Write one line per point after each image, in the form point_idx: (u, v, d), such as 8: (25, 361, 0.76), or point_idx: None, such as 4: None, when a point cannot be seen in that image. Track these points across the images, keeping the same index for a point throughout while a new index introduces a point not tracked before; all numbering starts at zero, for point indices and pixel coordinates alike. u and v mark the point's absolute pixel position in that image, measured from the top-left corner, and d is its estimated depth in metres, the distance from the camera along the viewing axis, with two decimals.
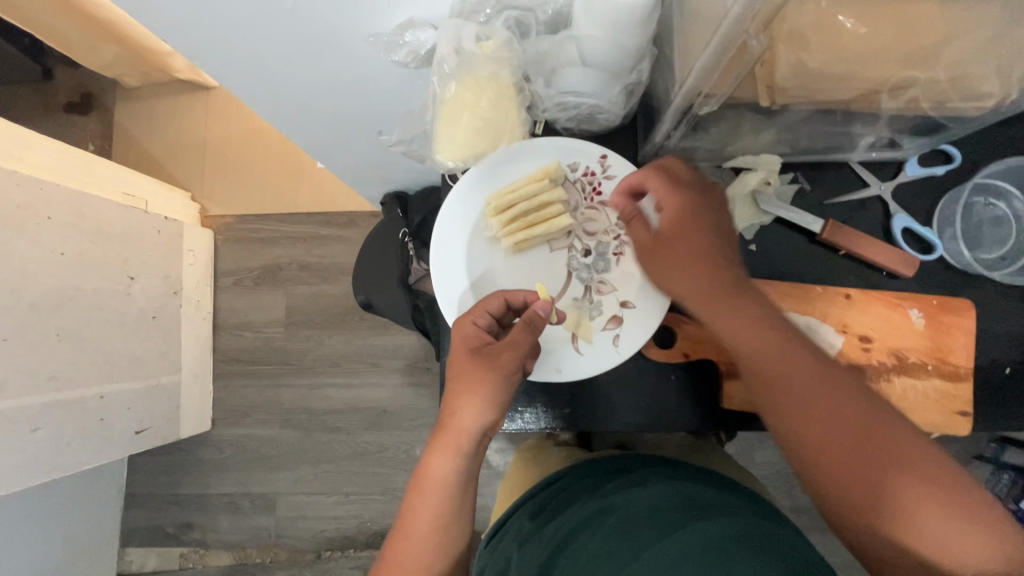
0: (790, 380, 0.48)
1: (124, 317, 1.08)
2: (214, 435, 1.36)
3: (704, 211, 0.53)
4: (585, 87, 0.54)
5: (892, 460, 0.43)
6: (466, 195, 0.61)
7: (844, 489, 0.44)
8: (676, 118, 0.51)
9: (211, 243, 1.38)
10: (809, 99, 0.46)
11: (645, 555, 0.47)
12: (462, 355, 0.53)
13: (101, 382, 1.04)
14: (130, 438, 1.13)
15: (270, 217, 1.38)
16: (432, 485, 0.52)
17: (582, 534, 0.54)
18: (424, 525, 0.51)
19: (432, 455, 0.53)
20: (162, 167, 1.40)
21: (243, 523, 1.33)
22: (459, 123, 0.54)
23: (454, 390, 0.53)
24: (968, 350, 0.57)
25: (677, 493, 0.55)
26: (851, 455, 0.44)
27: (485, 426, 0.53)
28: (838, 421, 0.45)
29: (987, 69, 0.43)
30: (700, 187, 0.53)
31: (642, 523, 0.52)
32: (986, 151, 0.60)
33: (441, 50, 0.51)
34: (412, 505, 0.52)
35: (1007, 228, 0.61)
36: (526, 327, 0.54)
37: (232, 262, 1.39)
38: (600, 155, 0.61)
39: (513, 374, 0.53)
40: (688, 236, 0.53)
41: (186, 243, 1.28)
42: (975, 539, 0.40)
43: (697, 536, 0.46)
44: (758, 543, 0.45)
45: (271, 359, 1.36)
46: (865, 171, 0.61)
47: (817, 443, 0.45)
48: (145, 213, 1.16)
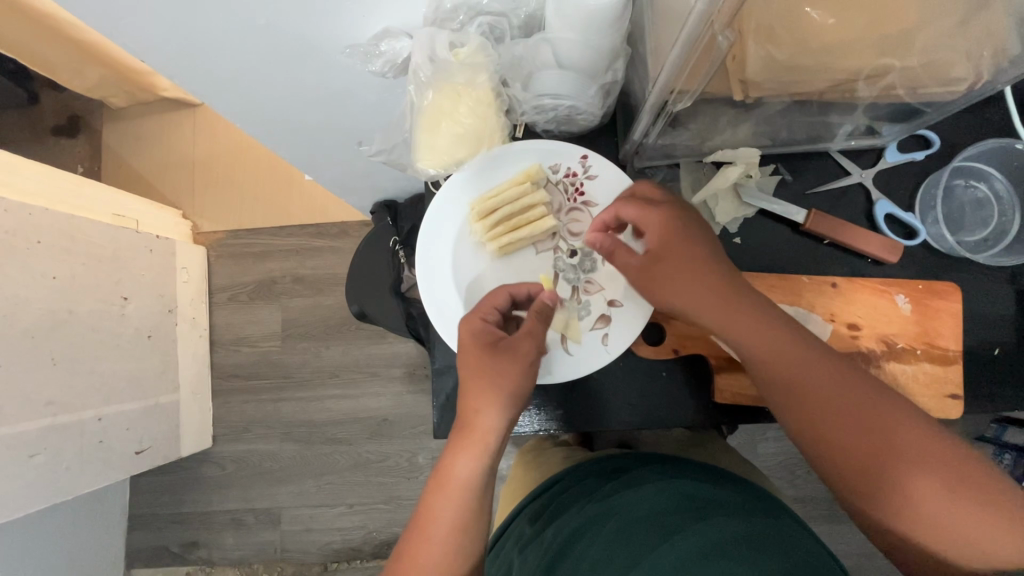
0: (796, 386, 0.48)
1: (120, 338, 1.08)
2: (216, 451, 1.36)
3: (685, 223, 0.53)
4: (563, 88, 0.54)
5: (898, 453, 0.44)
6: (448, 202, 0.61)
7: (850, 475, 0.45)
8: (653, 115, 0.51)
9: (205, 260, 1.38)
10: (783, 92, 0.46)
11: (643, 561, 0.47)
12: (479, 352, 0.53)
13: (99, 405, 1.04)
14: (130, 458, 1.13)
15: (263, 231, 1.38)
16: (454, 485, 0.50)
17: (580, 542, 0.54)
18: (445, 525, 0.49)
19: (455, 455, 0.51)
20: (153, 186, 1.41)
21: (248, 538, 1.33)
22: (439, 130, 0.55)
23: (471, 388, 0.52)
24: (956, 333, 0.57)
25: (679, 494, 0.55)
26: (855, 448, 0.45)
27: (508, 424, 0.53)
28: (843, 418, 0.46)
29: (959, 54, 0.43)
30: (676, 204, 0.54)
31: (640, 528, 0.52)
32: (965, 134, 0.60)
33: (416, 58, 0.51)
34: (430, 504, 0.50)
35: (989, 209, 0.61)
36: (540, 319, 0.55)
37: (226, 278, 1.39)
38: (581, 155, 0.61)
39: (535, 363, 0.54)
40: (671, 249, 0.52)
41: (180, 260, 1.28)
42: (980, 522, 0.41)
43: (696, 539, 0.47)
44: (754, 543, 0.46)
45: (270, 373, 1.36)
46: (845, 160, 0.61)
47: (825, 437, 0.47)
48: (137, 232, 1.16)
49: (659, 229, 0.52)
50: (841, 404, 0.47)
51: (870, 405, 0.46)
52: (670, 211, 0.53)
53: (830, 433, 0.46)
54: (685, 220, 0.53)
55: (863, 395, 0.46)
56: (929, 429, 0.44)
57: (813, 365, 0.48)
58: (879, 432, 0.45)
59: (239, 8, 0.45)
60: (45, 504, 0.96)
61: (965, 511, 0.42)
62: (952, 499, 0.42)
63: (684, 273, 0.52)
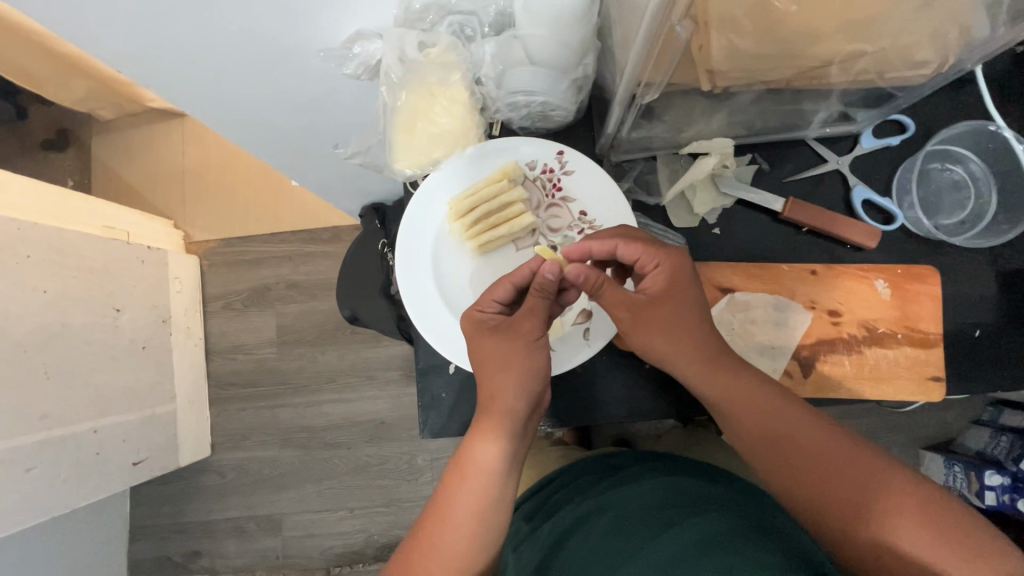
0: (772, 431, 0.50)
1: (114, 350, 1.08)
2: (215, 460, 1.36)
3: (690, 277, 0.53)
4: (535, 85, 0.54)
5: (869, 497, 0.45)
6: (430, 202, 0.61)
7: (829, 508, 0.46)
8: (625, 107, 0.51)
9: (198, 269, 1.38)
10: (751, 80, 0.46)
11: (641, 553, 0.48)
12: (484, 339, 0.53)
13: (95, 417, 1.04)
14: (128, 469, 1.13)
15: (254, 238, 1.38)
16: (475, 471, 0.50)
17: (574, 538, 0.54)
18: (467, 507, 0.49)
19: (473, 440, 0.51)
20: (144, 198, 1.41)
21: (250, 546, 1.33)
22: (415, 130, 0.55)
23: (490, 371, 0.52)
24: (937, 316, 0.57)
25: (677, 489, 0.56)
26: (831, 483, 0.46)
27: (527, 404, 0.52)
28: (819, 454, 0.48)
29: (925, 36, 0.43)
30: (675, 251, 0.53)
31: (636, 523, 0.52)
32: (940, 116, 0.60)
33: (386, 60, 0.51)
34: (449, 488, 0.50)
35: (966, 191, 0.61)
36: (540, 295, 0.53)
37: (219, 286, 1.39)
38: (557, 151, 0.60)
39: (541, 338, 0.53)
40: (668, 300, 0.52)
41: (173, 270, 1.28)
42: (957, 556, 0.42)
43: (695, 533, 0.47)
44: (751, 536, 0.46)
45: (267, 380, 1.36)
46: (821, 147, 0.61)
47: (804, 473, 0.48)
48: (127, 243, 1.16)
49: (659, 278, 0.52)
50: (820, 443, 0.48)
51: (848, 452, 0.47)
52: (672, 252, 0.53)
53: (809, 473, 0.47)
54: (680, 270, 0.52)
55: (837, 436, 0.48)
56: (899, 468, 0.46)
57: (787, 408, 0.50)
58: (855, 469, 0.46)
59: (212, 13, 0.45)
60: (43, 518, 0.96)
61: (940, 545, 0.42)
62: (928, 533, 0.43)
63: (674, 313, 0.52)
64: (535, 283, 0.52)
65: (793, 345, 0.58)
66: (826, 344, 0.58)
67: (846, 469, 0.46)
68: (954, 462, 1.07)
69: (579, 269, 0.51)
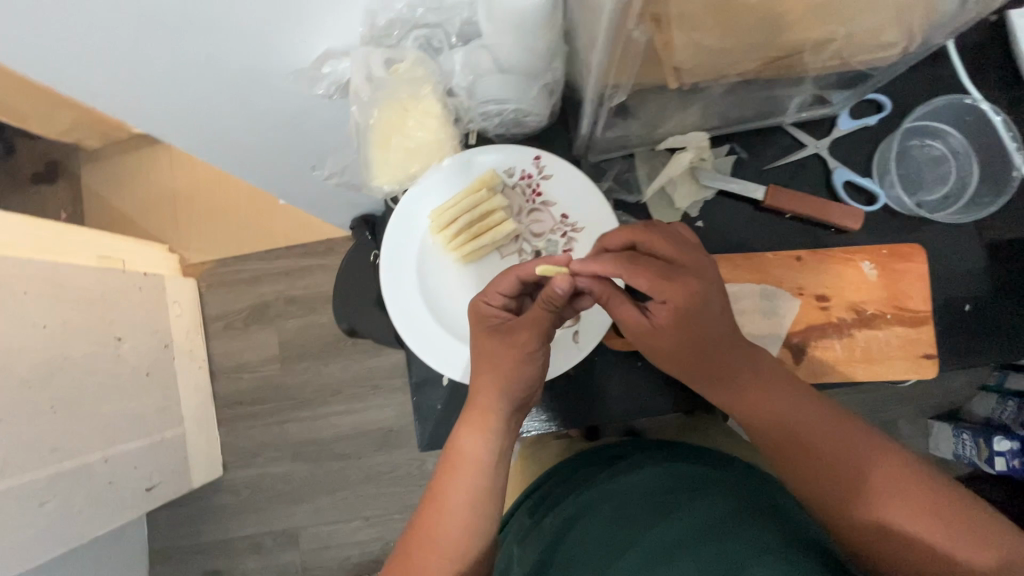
0: (778, 415, 0.51)
1: (118, 377, 1.09)
2: (228, 479, 1.37)
3: (709, 301, 0.49)
4: (505, 93, 0.55)
5: (853, 480, 0.47)
6: (409, 212, 0.60)
7: (829, 488, 0.47)
8: (596, 109, 0.51)
9: (196, 291, 1.39)
10: (719, 75, 0.46)
11: (644, 542, 0.48)
12: (481, 338, 0.53)
13: (104, 446, 1.05)
14: (141, 495, 1.14)
15: (250, 257, 1.39)
16: (465, 464, 0.51)
17: (575, 530, 0.54)
18: (459, 499, 0.49)
19: (463, 432, 0.52)
20: (137, 224, 1.41)
21: (269, 561, 1.35)
22: (390, 145, 0.56)
23: (480, 370, 0.52)
24: (925, 294, 0.57)
25: (676, 475, 0.56)
26: (833, 464, 0.48)
27: (513, 402, 0.52)
28: (822, 436, 0.49)
29: (891, 19, 0.43)
30: (694, 282, 0.48)
31: (640, 512, 0.52)
32: (921, 90, 0.59)
33: (355, 80, 0.51)
34: (440, 480, 0.51)
35: (947, 166, 0.61)
36: (546, 306, 0.51)
37: (219, 307, 1.40)
38: (534, 156, 0.59)
39: (536, 350, 0.52)
40: (682, 329, 0.49)
41: (171, 295, 1.29)
42: (960, 536, 0.43)
43: (694, 520, 0.47)
44: (751, 520, 0.46)
45: (272, 396, 1.37)
46: (799, 132, 0.61)
47: (806, 453, 0.49)
48: (125, 272, 1.16)
49: (676, 312, 0.48)
50: (824, 428, 0.49)
51: (846, 438, 0.48)
52: (688, 284, 0.48)
53: (813, 455, 0.49)
54: (691, 304, 0.48)
55: (839, 422, 0.49)
56: (899, 452, 0.47)
57: (793, 396, 0.51)
58: (855, 452, 0.48)
59: (177, 43, 0.45)
60: (61, 550, 0.97)
61: (941, 524, 0.43)
62: (930, 513, 0.44)
63: (683, 341, 0.50)
64: (543, 293, 0.51)
65: (782, 333, 0.58)
66: (816, 330, 0.58)
67: (846, 451, 0.48)
68: (963, 431, 1.07)
69: (590, 282, 0.51)
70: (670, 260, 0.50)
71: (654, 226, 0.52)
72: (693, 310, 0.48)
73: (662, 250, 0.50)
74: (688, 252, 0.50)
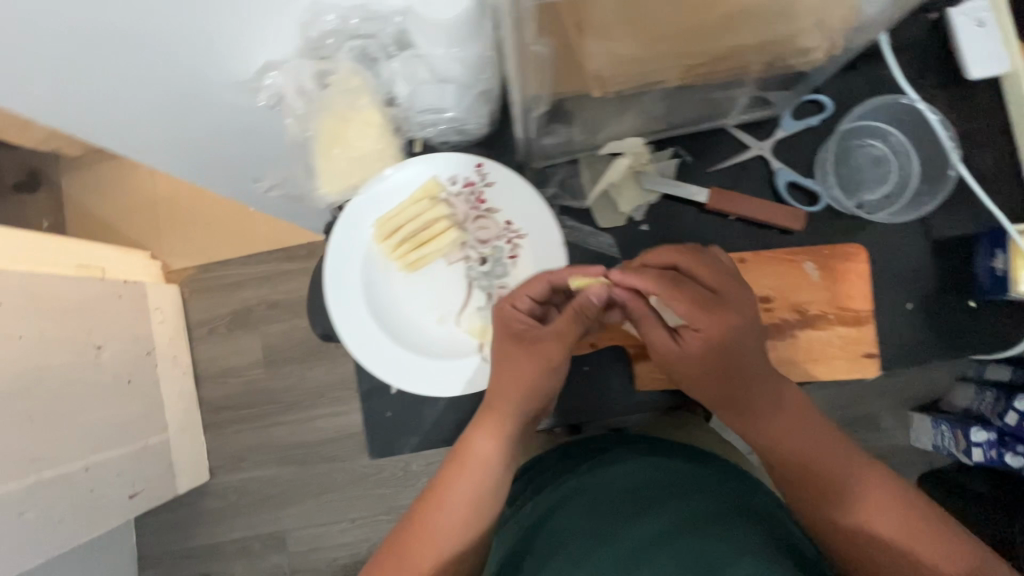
0: (794, 424, 0.54)
1: (98, 385, 1.08)
2: (215, 483, 1.38)
3: (745, 330, 0.51)
4: (443, 102, 0.55)
5: (834, 490, 0.53)
6: (354, 220, 0.59)
7: (827, 495, 0.52)
8: (525, 116, 0.51)
9: (179, 298, 1.39)
10: (640, 82, 0.46)
11: (624, 536, 0.50)
12: (508, 342, 0.55)
13: (86, 454, 1.04)
14: (124, 502, 1.15)
15: (233, 262, 1.39)
16: (474, 463, 0.54)
17: (559, 516, 0.56)
18: (464, 495, 0.54)
19: (475, 434, 0.55)
20: (118, 231, 1.39)
21: (258, 564, 1.36)
22: (330, 155, 0.56)
23: (502, 374, 0.55)
24: (867, 293, 0.57)
25: (659, 470, 0.58)
26: (833, 473, 0.53)
27: (526, 411, 0.56)
28: (824, 448, 0.53)
29: (809, 25, 0.43)
30: (734, 314, 0.51)
31: (624, 505, 0.54)
32: (861, 89, 0.60)
33: (286, 93, 0.54)
34: (447, 474, 0.55)
35: (889, 165, 0.61)
36: (580, 317, 0.54)
37: (202, 312, 1.40)
38: (475, 164, 0.59)
39: (558, 362, 0.55)
40: (716, 354, 0.51)
41: (152, 302, 1.29)
42: (931, 545, 0.49)
43: (666, 522, 0.50)
44: (716, 527, 0.49)
45: (257, 400, 1.38)
46: (742, 134, 0.61)
47: (811, 462, 0.53)
48: (104, 280, 1.16)
49: (715, 339, 0.50)
50: (827, 441, 0.54)
51: (843, 452, 0.53)
52: (726, 315, 0.50)
53: (817, 463, 0.53)
54: (731, 331, 0.50)
55: (836, 435, 0.54)
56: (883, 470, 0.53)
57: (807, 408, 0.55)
58: (850, 464, 0.53)
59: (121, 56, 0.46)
60: (40, 559, 0.97)
61: (917, 534, 0.49)
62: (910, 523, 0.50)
63: (714, 365, 0.52)
64: (577, 304, 0.53)
65: None
66: None
67: (842, 461, 0.53)
68: (942, 422, 1.06)
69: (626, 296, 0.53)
70: (710, 289, 0.52)
71: (698, 250, 0.52)
72: (730, 337, 0.51)
73: (704, 277, 0.52)
74: (726, 280, 0.52)
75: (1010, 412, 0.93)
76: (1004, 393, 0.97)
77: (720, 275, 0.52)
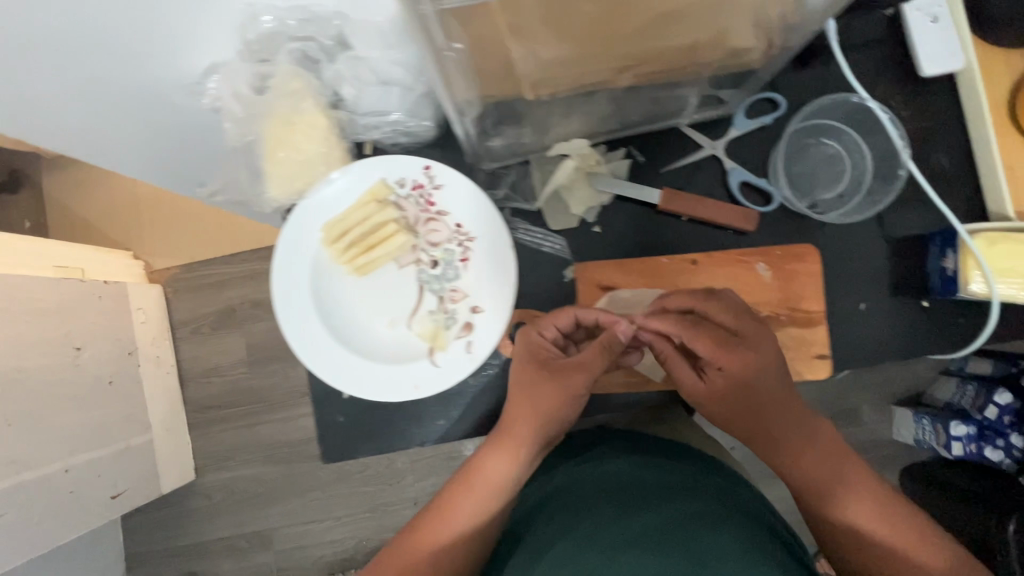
0: (812, 447, 0.52)
1: (80, 387, 1.00)
2: (201, 482, 1.36)
3: (770, 369, 0.51)
4: (388, 104, 0.55)
5: (842, 500, 0.52)
6: (300, 225, 0.58)
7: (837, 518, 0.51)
8: (462, 121, 0.51)
9: (161, 296, 1.32)
10: (570, 84, 0.46)
11: (615, 527, 0.47)
12: (531, 368, 0.55)
13: (65, 456, 0.96)
14: (106, 503, 1.07)
15: (218, 262, 1.33)
16: (483, 483, 0.55)
17: (549, 519, 0.53)
18: (469, 514, 0.54)
19: (488, 455, 0.55)
20: (98, 230, 1.31)
21: (246, 562, 1.36)
22: (279, 160, 0.55)
23: (519, 400, 0.55)
24: (819, 294, 0.57)
25: (652, 471, 0.55)
26: (846, 494, 0.52)
27: (542, 437, 0.56)
28: (836, 471, 0.52)
29: (747, 24, 0.41)
30: (754, 354, 0.50)
31: (615, 501, 0.51)
32: (811, 88, 0.59)
33: (225, 98, 0.53)
34: (455, 491, 0.55)
35: (842, 163, 0.60)
36: (607, 351, 0.54)
37: (187, 311, 1.34)
38: (424, 167, 0.58)
39: (581, 393, 0.54)
40: (735, 392, 0.51)
41: (134, 302, 1.21)
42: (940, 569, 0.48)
43: (658, 516, 0.47)
44: (709, 521, 0.46)
45: (242, 400, 1.35)
46: (695, 133, 0.60)
47: (825, 485, 0.52)
48: (83, 280, 1.07)
49: (734, 377, 0.50)
50: (840, 467, 0.52)
51: (853, 476, 0.52)
52: (746, 354, 0.50)
53: (829, 483, 0.52)
54: (756, 369, 0.50)
55: (841, 455, 0.53)
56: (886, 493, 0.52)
57: (824, 431, 0.53)
58: (860, 488, 0.52)
59: (58, 63, 0.44)
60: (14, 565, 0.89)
61: (924, 557, 0.49)
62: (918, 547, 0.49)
63: (735, 403, 0.51)
64: (606, 338, 0.54)
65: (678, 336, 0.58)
66: None
67: (852, 483, 0.52)
68: (923, 415, 1.02)
69: (652, 335, 0.55)
70: (731, 328, 0.52)
71: (722, 293, 0.53)
72: (754, 377, 0.50)
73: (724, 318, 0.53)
74: (749, 321, 0.52)
75: (991, 407, 0.91)
76: (983, 387, 0.94)
77: (740, 313, 0.53)
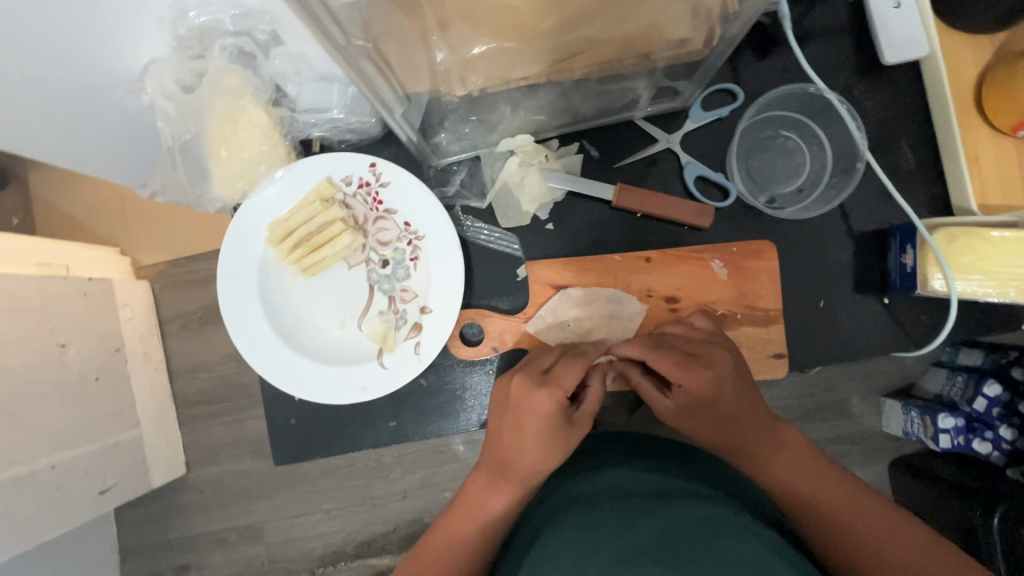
0: (792, 460, 0.49)
1: (58, 384, 0.72)
2: (189, 475, 0.99)
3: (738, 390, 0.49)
4: (329, 101, 0.54)
5: (836, 512, 0.45)
6: (245, 226, 0.57)
7: (826, 532, 0.45)
8: (403, 126, 0.49)
9: (149, 295, 0.94)
10: (503, 82, 0.44)
11: (625, 533, 0.38)
12: (545, 425, 0.47)
13: (51, 450, 0.71)
14: (95, 501, 0.79)
15: (203, 256, 0.95)
16: (485, 518, 0.49)
17: (546, 535, 0.44)
18: (469, 549, 0.49)
19: (491, 491, 0.50)
20: (90, 231, 0.94)
21: (236, 555, 1.00)
22: (221, 155, 0.54)
23: (532, 453, 0.48)
24: (776, 292, 0.56)
25: (657, 478, 0.48)
26: (834, 503, 0.46)
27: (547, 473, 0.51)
28: (819, 483, 0.48)
29: (680, 11, 0.39)
30: (715, 372, 0.48)
31: (621, 507, 0.43)
32: (767, 80, 0.58)
33: (157, 96, 0.52)
34: (452, 524, 0.50)
35: (801, 157, 0.58)
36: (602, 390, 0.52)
37: (175, 305, 0.96)
38: (369, 163, 0.57)
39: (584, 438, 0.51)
40: (702, 411, 0.49)
41: (120, 296, 0.87)
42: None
43: (675, 518, 0.39)
44: (733, 529, 0.38)
45: (231, 395, 0.98)
46: (650, 126, 0.58)
47: (804, 496, 0.47)
48: (67, 277, 0.77)
49: (694, 396, 0.48)
50: (824, 481, 0.48)
51: (842, 491, 0.47)
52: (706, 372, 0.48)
53: (810, 492, 0.47)
54: (721, 387, 0.48)
55: (825, 469, 0.49)
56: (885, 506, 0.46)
57: (798, 444, 0.50)
58: (849, 500, 0.46)
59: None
60: None
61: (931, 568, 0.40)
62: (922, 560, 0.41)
63: (698, 420, 0.50)
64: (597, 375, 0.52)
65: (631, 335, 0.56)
66: None
67: (839, 494, 0.47)
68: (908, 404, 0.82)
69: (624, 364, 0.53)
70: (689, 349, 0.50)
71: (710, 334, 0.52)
72: (721, 397, 0.48)
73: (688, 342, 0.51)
74: (720, 352, 0.50)
75: (978, 399, 0.75)
76: (972, 377, 0.77)
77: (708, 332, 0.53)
